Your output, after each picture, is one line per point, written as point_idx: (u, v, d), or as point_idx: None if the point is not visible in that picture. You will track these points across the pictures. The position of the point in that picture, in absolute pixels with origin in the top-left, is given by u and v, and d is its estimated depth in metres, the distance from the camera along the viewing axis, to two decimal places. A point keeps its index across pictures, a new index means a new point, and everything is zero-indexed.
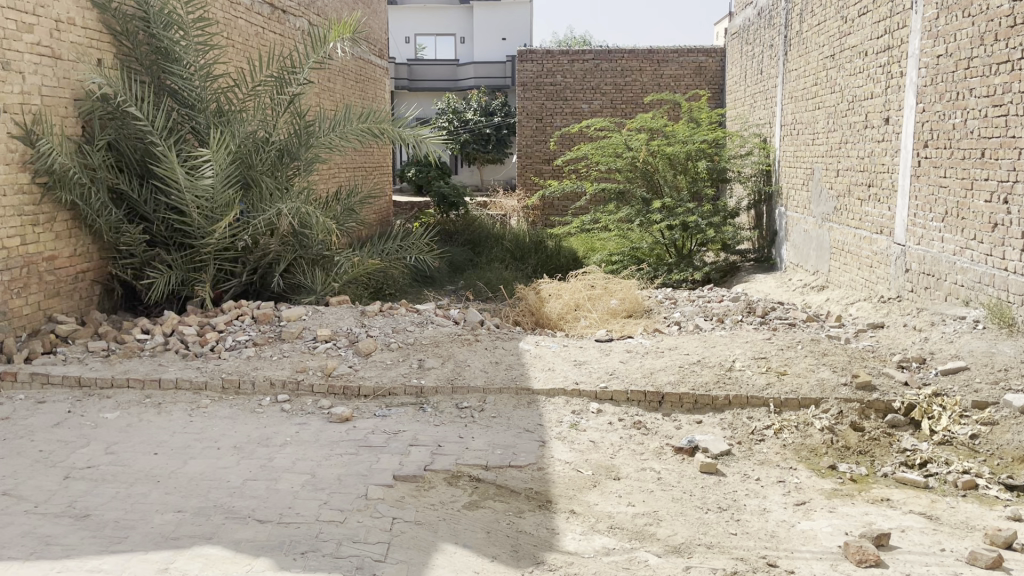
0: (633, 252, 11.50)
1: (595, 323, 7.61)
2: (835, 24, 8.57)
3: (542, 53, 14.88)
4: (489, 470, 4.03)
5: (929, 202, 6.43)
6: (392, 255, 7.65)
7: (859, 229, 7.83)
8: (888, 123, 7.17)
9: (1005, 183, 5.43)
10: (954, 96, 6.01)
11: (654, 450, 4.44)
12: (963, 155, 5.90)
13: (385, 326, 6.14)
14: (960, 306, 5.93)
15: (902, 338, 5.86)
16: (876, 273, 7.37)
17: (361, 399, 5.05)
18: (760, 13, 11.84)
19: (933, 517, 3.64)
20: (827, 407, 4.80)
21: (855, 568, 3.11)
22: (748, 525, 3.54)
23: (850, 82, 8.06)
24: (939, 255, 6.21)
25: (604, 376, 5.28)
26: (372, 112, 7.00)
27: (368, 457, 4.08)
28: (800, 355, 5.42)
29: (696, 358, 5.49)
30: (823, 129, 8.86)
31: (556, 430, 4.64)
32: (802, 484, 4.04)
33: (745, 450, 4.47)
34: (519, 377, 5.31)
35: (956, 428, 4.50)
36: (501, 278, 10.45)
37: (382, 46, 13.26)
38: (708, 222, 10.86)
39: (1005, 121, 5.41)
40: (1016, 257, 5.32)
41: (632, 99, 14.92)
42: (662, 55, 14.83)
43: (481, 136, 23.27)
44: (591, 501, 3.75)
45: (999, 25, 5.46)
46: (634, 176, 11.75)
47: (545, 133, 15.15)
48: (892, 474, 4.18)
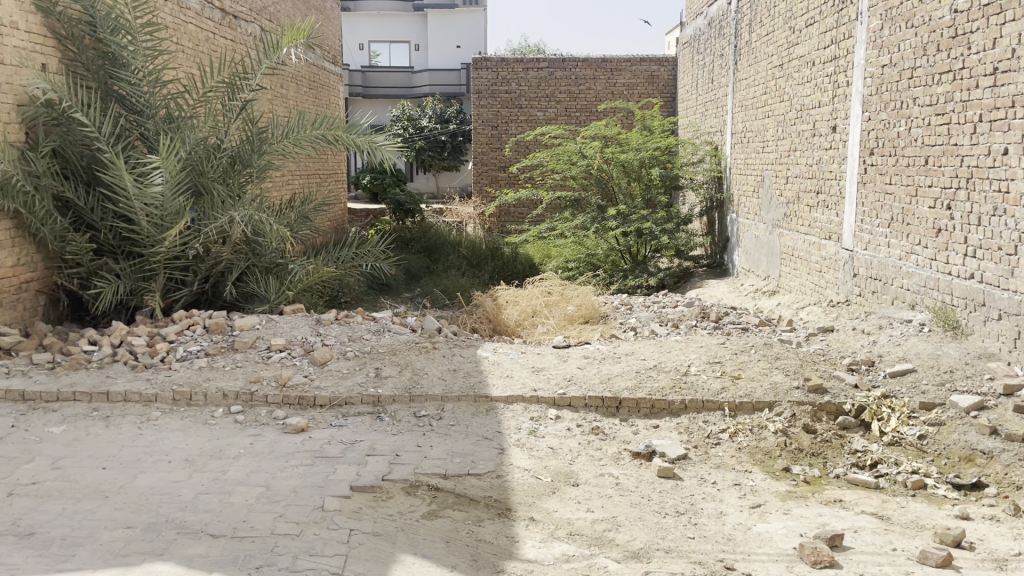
0: (589, 259, 11.45)
1: (552, 329, 7.65)
2: (783, 34, 8.75)
3: (497, 60, 14.93)
4: (447, 479, 4.00)
5: (875, 208, 6.60)
6: (347, 262, 7.53)
7: (809, 234, 7.97)
8: (835, 131, 7.34)
9: (948, 190, 5.59)
10: (898, 105, 6.18)
11: (612, 456, 4.46)
12: (908, 162, 6.06)
13: (340, 335, 6.06)
14: (906, 310, 6.07)
15: (851, 341, 5.98)
16: (826, 277, 7.52)
17: (316, 409, 4.99)
18: (710, 22, 12.07)
19: (884, 517, 3.71)
20: (780, 410, 4.87)
21: (810, 569, 3.16)
22: (705, 529, 3.58)
23: (798, 91, 8.24)
24: (886, 260, 6.39)
25: (562, 383, 5.29)
26: (326, 117, 6.90)
27: (324, 469, 4.02)
28: (754, 359, 5.52)
29: (653, 364, 5.54)
30: (773, 137, 9.04)
31: (514, 437, 4.63)
32: (758, 487, 4.09)
33: (702, 454, 4.51)
34: (476, 385, 5.28)
35: (905, 429, 4.58)
36: (458, 286, 10.43)
37: (336, 52, 13.17)
38: (662, 229, 11.02)
39: (948, 129, 5.57)
40: (959, 261, 5.47)
41: (586, 107, 15.03)
42: (615, 63, 14.96)
43: (436, 143, 23.16)
44: (551, 508, 3.74)
45: (941, 36, 5.62)
46: (589, 184, 11.80)
47: (501, 140, 15.19)
48: (844, 475, 4.26)
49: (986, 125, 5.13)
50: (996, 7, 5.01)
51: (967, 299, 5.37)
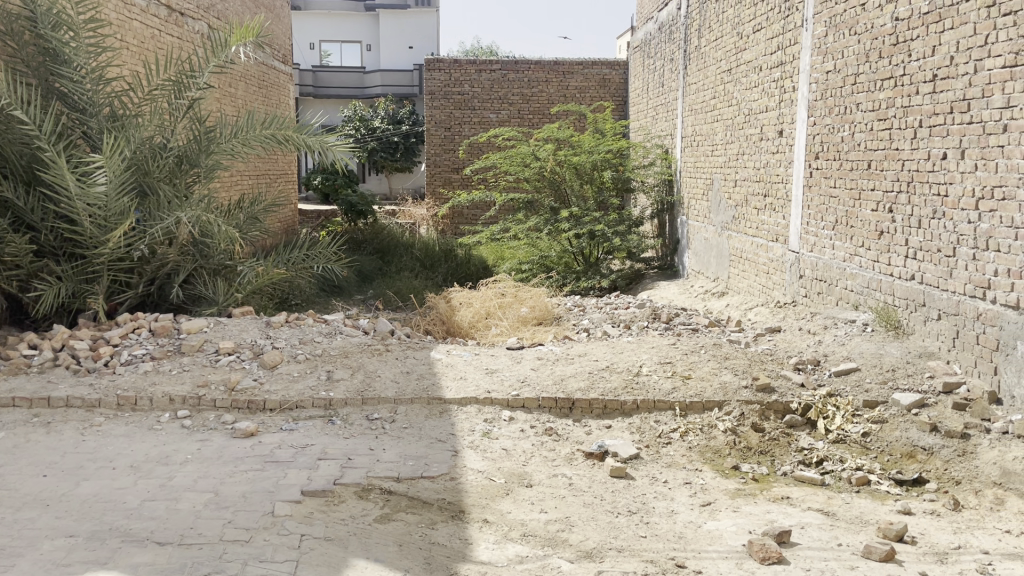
0: (542, 261, 11.50)
1: (505, 330, 7.66)
2: (731, 39, 8.90)
3: (449, 62, 14.90)
4: (400, 482, 3.98)
5: (820, 211, 6.75)
6: (298, 263, 7.43)
7: (757, 236, 8.12)
8: (782, 135, 7.50)
9: (890, 193, 5.75)
10: (842, 110, 6.34)
11: (565, 456, 4.48)
12: (852, 166, 6.21)
13: (291, 338, 5.98)
14: (850, 310, 6.23)
15: (798, 341, 6.10)
16: (773, 279, 7.67)
17: (266, 413, 4.92)
18: (660, 27, 12.23)
19: (829, 513, 3.80)
20: (729, 410, 4.95)
21: (759, 566, 3.22)
22: (656, 527, 3.62)
23: (746, 96, 8.40)
24: (830, 261, 6.55)
25: (516, 384, 5.30)
26: (276, 117, 6.80)
27: (274, 473, 3.97)
28: (704, 359, 5.60)
29: (605, 364, 5.59)
30: (721, 141, 9.19)
31: (468, 438, 4.62)
32: (707, 485, 4.15)
33: (653, 453, 4.56)
34: (430, 387, 5.26)
35: (850, 426, 4.69)
36: (411, 288, 10.39)
37: (286, 51, 13.00)
38: (614, 231, 11.15)
39: (889, 134, 5.72)
40: (900, 262, 5.63)
41: (538, 110, 15.09)
42: (567, 67, 15.05)
43: (388, 144, 23.00)
44: (504, 510, 3.75)
45: (882, 43, 5.77)
46: (542, 185, 11.86)
47: (453, 141, 15.15)
48: (791, 473, 4.35)
49: (926, 130, 5.28)
50: (935, 15, 5.17)
51: (908, 300, 5.52)
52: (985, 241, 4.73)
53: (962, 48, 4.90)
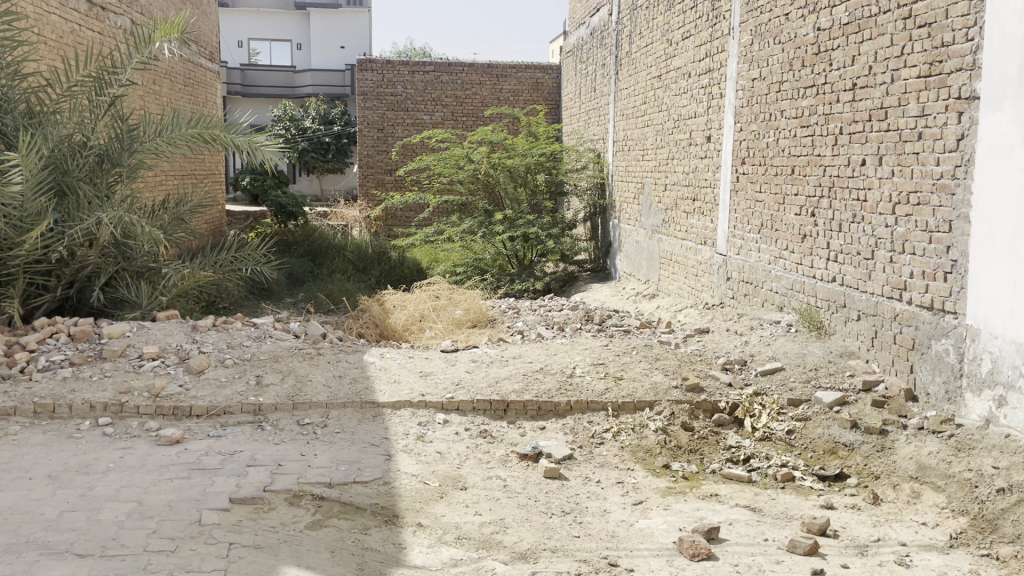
0: (476, 264, 11.46)
1: (440, 333, 7.62)
2: (661, 46, 9.08)
3: (382, 63, 14.78)
4: (332, 488, 3.92)
5: (746, 215, 6.93)
6: (226, 266, 7.25)
7: (686, 240, 8.29)
8: (710, 141, 7.67)
9: (812, 198, 5.93)
10: (767, 116, 6.53)
11: (499, 458, 4.50)
12: (776, 171, 6.40)
13: (218, 342, 5.84)
14: (774, 311, 6.41)
15: (725, 341, 6.25)
16: (701, 281, 7.85)
17: (192, 420, 4.80)
18: (592, 32, 12.37)
19: (756, 509, 3.91)
20: (660, 409, 5.04)
21: (689, 562, 3.29)
22: (589, 527, 3.66)
23: (675, 102, 8.57)
24: (756, 264, 6.73)
25: (450, 387, 5.28)
26: (202, 115, 6.63)
27: (201, 481, 3.86)
28: (635, 360, 5.68)
29: (539, 366, 5.63)
30: (652, 146, 9.35)
31: (402, 442, 4.59)
32: (639, 484, 4.22)
33: (586, 453, 4.61)
34: (363, 391, 5.20)
35: (775, 425, 4.82)
36: (342, 290, 10.24)
37: (213, 48, 12.69)
38: (548, 234, 11.23)
39: (812, 141, 5.91)
40: (822, 265, 5.82)
41: (472, 112, 15.09)
42: (500, 70, 15.11)
43: (319, 144, 22.66)
44: (439, 513, 3.73)
45: (805, 52, 5.96)
46: (476, 188, 11.84)
47: (386, 143, 15.03)
48: (719, 470, 4.45)
49: (846, 137, 5.48)
50: (854, 26, 5.36)
51: (830, 301, 5.71)
52: (902, 245, 4.93)
53: (880, 58, 5.10)
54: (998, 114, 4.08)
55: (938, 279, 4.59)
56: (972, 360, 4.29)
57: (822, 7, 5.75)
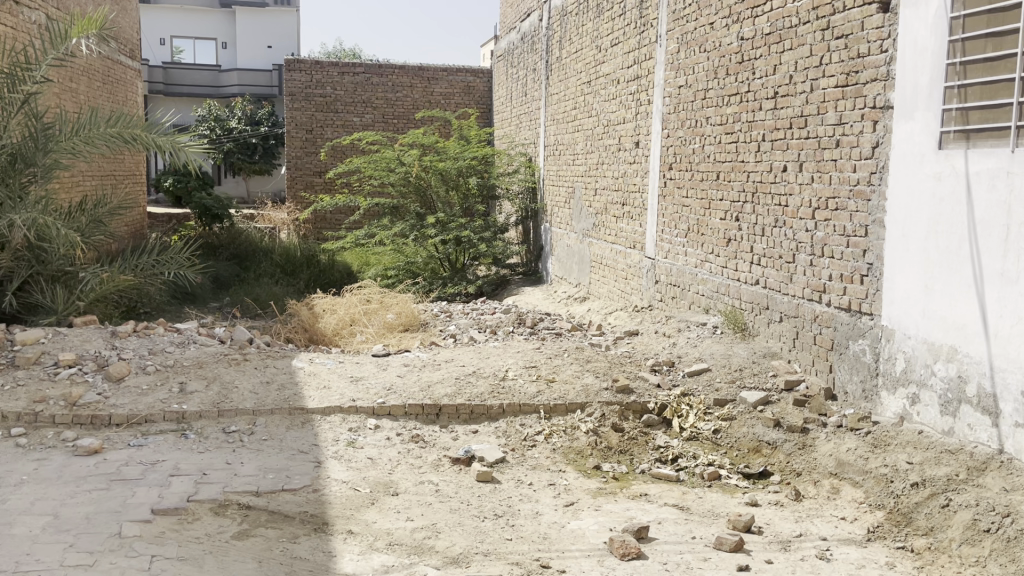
0: (408, 267, 11.43)
1: (370, 337, 7.54)
2: (590, 52, 9.19)
3: (311, 63, 14.57)
4: (260, 497, 3.84)
5: (673, 220, 7.08)
6: (148, 270, 7.02)
7: (616, 243, 8.40)
8: (638, 147, 7.80)
9: (736, 203, 6.09)
10: (693, 123, 6.68)
11: (431, 463, 4.47)
12: (702, 176, 6.56)
13: (139, 348, 5.65)
14: (701, 314, 6.55)
15: (654, 343, 6.35)
16: (631, 284, 7.97)
17: (111, 429, 4.64)
18: (523, 37, 12.44)
19: (684, 508, 3.98)
20: (591, 411, 5.08)
21: (619, 562, 3.33)
22: (522, 529, 3.67)
23: (605, 107, 8.68)
24: (683, 267, 6.88)
25: (382, 392, 5.23)
26: (122, 114, 6.41)
27: (121, 492, 3.73)
28: (566, 363, 5.73)
29: (471, 369, 5.62)
30: (582, 151, 9.45)
31: (332, 449, 4.53)
32: (571, 486, 4.26)
33: (519, 456, 4.63)
34: (291, 397, 5.11)
35: (702, 424, 4.93)
36: (270, 294, 10.04)
37: (134, 45, 12.30)
38: (480, 237, 11.25)
39: (736, 148, 6.07)
40: (746, 268, 5.98)
41: (402, 115, 14.99)
42: (431, 73, 15.05)
43: (245, 145, 22.16)
44: (370, 520, 3.69)
45: (729, 61, 6.12)
46: (407, 191, 11.79)
47: (315, 145, 14.81)
48: (649, 470, 4.52)
49: (769, 144, 5.64)
50: (776, 37, 5.53)
51: (753, 303, 5.87)
52: (821, 248, 5.10)
53: (800, 68, 5.27)
54: (910, 123, 4.26)
55: (855, 281, 4.77)
56: (887, 360, 4.47)
57: (745, 17, 5.91)
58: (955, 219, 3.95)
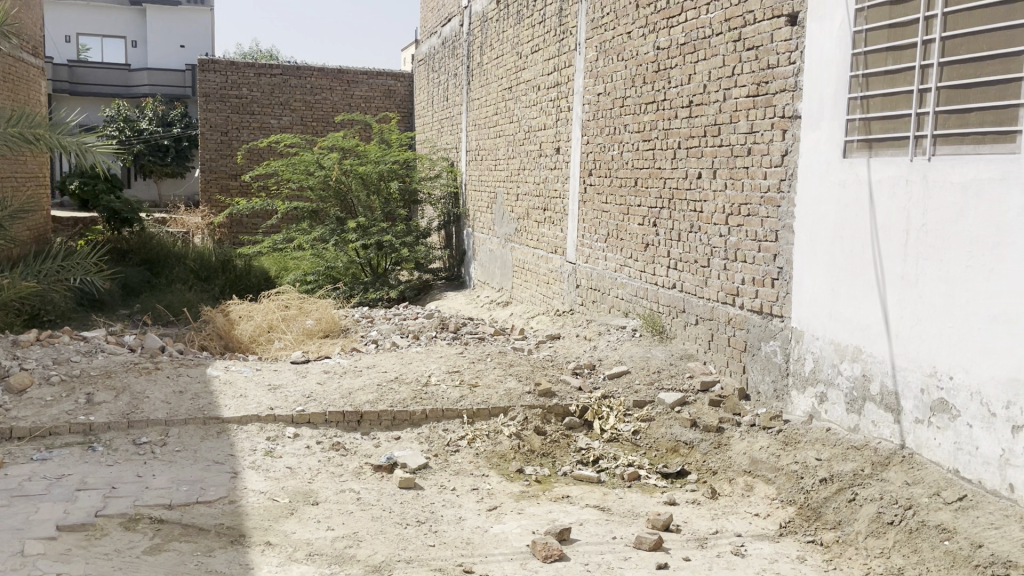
0: (328, 272, 11.19)
1: (289, 344, 7.39)
2: (511, 58, 9.25)
3: (226, 64, 14.20)
4: (173, 510, 3.72)
5: (593, 225, 7.18)
6: (52, 276, 6.72)
7: (537, 248, 8.47)
8: (559, 153, 7.89)
9: (654, 208, 6.22)
10: (611, 130, 6.80)
11: (353, 470, 4.41)
12: (620, 183, 6.68)
13: (43, 358, 5.40)
14: (620, 317, 6.67)
15: (575, 347, 6.43)
16: (552, 288, 8.05)
17: (12, 443, 4.42)
18: (443, 41, 12.44)
19: (605, 509, 4.04)
20: (514, 415, 5.10)
21: (542, 564, 3.35)
22: (445, 535, 3.66)
23: (526, 113, 8.75)
24: (603, 272, 6.99)
25: (301, 399, 5.14)
26: (24, 114, 6.12)
27: (23, 509, 3.56)
28: (489, 367, 5.74)
29: (393, 375, 5.58)
30: (503, 156, 9.51)
31: (249, 458, 4.42)
32: (493, 490, 4.27)
33: (441, 462, 4.62)
34: (206, 406, 4.96)
35: (622, 426, 5.00)
36: (183, 301, 9.74)
37: (37, 42, 11.76)
38: (402, 242, 11.16)
39: (653, 155, 6.21)
40: (664, 273, 6.11)
41: (321, 118, 14.77)
42: (351, 76, 14.89)
43: (157, 146, 21.43)
44: (288, 530, 3.62)
45: (645, 70, 6.26)
46: (327, 195, 11.63)
47: (230, 147, 14.45)
48: (570, 472, 4.58)
49: (684, 151, 5.79)
50: (690, 47, 5.68)
51: (671, 307, 6.00)
52: (734, 253, 5.26)
53: (713, 78, 5.43)
54: (817, 132, 4.44)
55: (766, 285, 4.93)
56: (797, 360, 4.64)
57: (661, 27, 6.05)
58: (858, 224, 4.13)
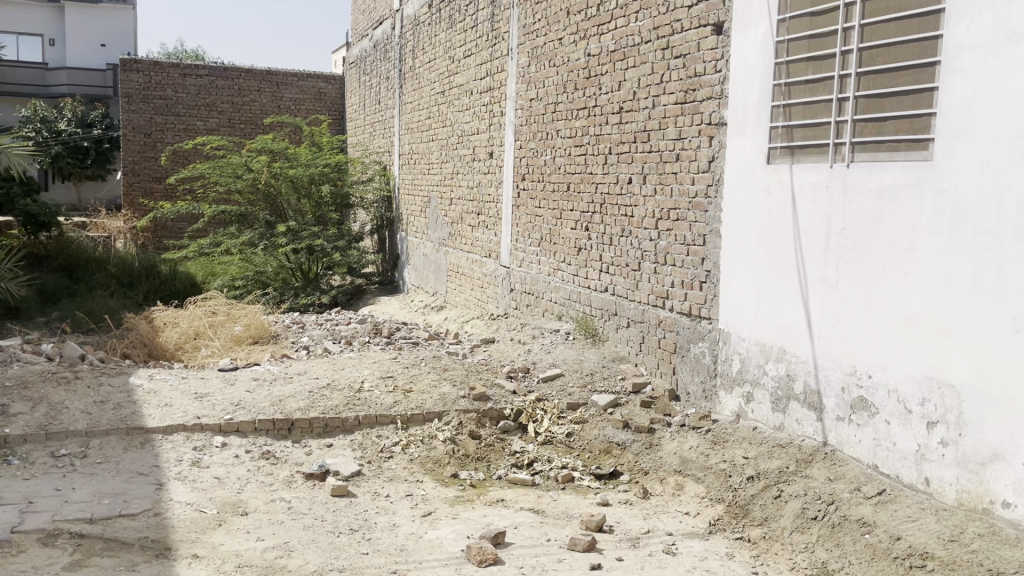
0: (257, 277, 11.04)
1: (217, 351, 7.22)
2: (443, 62, 9.24)
3: (149, 63, 13.80)
4: (94, 524, 3.59)
5: (527, 229, 7.22)
6: None
7: (471, 252, 8.47)
8: (492, 157, 7.91)
9: (586, 213, 6.29)
10: (544, 135, 6.85)
11: (283, 479, 4.33)
12: (553, 188, 6.74)
13: None
14: (554, 321, 6.72)
15: (509, 350, 6.45)
16: (486, 293, 8.06)
17: None
18: (375, 44, 12.35)
19: (540, 511, 4.06)
20: (448, 419, 5.08)
21: (477, 568, 3.35)
22: (379, 542, 3.62)
23: (459, 118, 8.75)
24: (537, 275, 7.03)
25: (229, 408, 5.02)
26: None
27: None
28: (423, 372, 5.72)
29: (325, 382, 5.50)
30: (436, 160, 9.49)
31: (174, 470, 4.29)
32: (428, 495, 4.24)
33: (375, 468, 4.57)
34: (129, 417, 4.81)
35: (556, 428, 5.03)
36: (105, 309, 9.40)
37: None
38: (334, 246, 11.02)
39: (584, 160, 6.27)
40: (596, 276, 6.18)
41: (250, 120, 14.48)
42: (280, 77, 14.64)
43: (76, 148, 20.62)
44: (216, 542, 3.53)
45: (577, 76, 6.32)
46: (256, 199, 11.40)
47: (155, 149, 14.06)
48: (505, 476, 4.58)
49: (615, 157, 5.87)
50: (620, 54, 5.77)
51: (603, 310, 6.07)
52: (664, 257, 5.36)
53: (642, 85, 5.52)
54: (742, 139, 4.56)
55: (695, 288, 5.04)
56: (724, 361, 4.75)
57: (592, 34, 6.12)
58: (781, 228, 4.25)
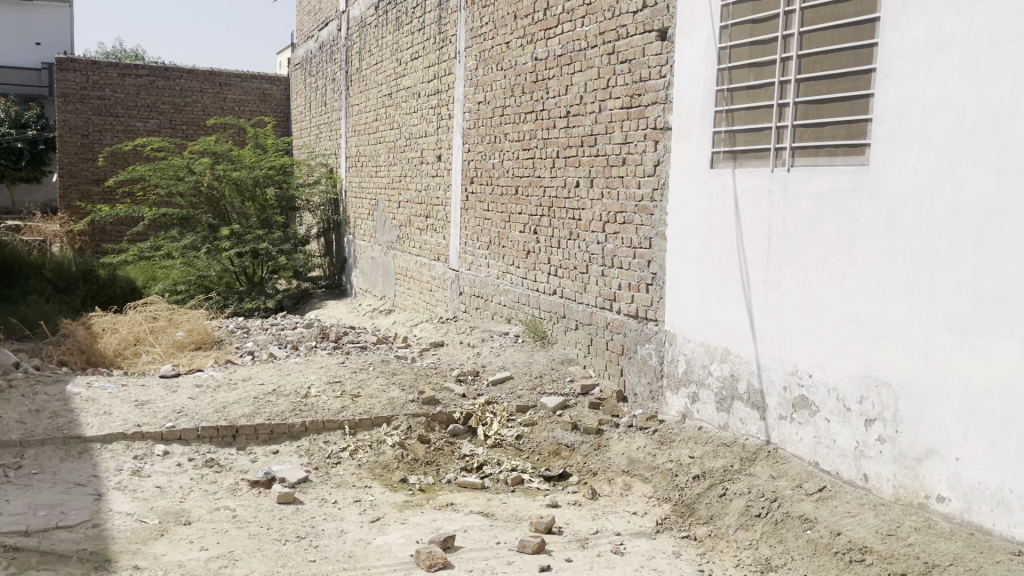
0: (200, 281, 10.75)
1: (158, 358, 7.05)
2: (391, 64, 9.19)
3: (86, 63, 13.42)
4: (29, 537, 3.48)
5: (475, 232, 7.22)
6: None
7: (420, 255, 8.43)
8: (440, 160, 7.89)
9: (534, 216, 6.31)
10: (492, 138, 6.86)
11: (228, 487, 4.26)
12: (501, 191, 6.76)
13: None
14: (503, 323, 6.74)
15: (458, 354, 6.44)
16: (435, 296, 8.04)
17: None
18: (320, 46, 12.21)
19: (489, 514, 4.07)
20: (397, 424, 5.05)
21: (426, 573, 3.33)
22: (326, 549, 3.58)
23: (406, 120, 8.71)
24: (485, 278, 7.03)
25: (171, 415, 4.91)
26: None
27: None
28: (371, 376, 5.67)
29: (271, 388, 5.41)
30: (384, 163, 9.43)
31: (114, 479, 4.18)
32: (376, 501, 4.21)
33: (322, 474, 4.52)
34: (66, 426, 4.67)
35: (505, 431, 5.04)
36: (40, 315, 9.11)
37: None
38: (279, 250, 10.86)
39: (532, 163, 6.30)
40: (545, 279, 6.21)
41: (192, 121, 14.19)
42: (224, 78, 14.39)
43: (9, 150, 19.88)
44: (158, 553, 3.45)
45: (524, 80, 6.35)
46: (198, 201, 11.17)
47: (92, 150, 13.68)
48: (454, 480, 4.57)
49: (562, 160, 5.91)
50: (567, 58, 5.81)
51: (552, 313, 6.10)
52: (611, 260, 5.41)
53: (589, 89, 5.57)
54: (686, 143, 4.64)
55: (641, 290, 5.10)
56: (670, 362, 4.82)
57: (539, 39, 6.15)
58: (725, 231, 4.33)
